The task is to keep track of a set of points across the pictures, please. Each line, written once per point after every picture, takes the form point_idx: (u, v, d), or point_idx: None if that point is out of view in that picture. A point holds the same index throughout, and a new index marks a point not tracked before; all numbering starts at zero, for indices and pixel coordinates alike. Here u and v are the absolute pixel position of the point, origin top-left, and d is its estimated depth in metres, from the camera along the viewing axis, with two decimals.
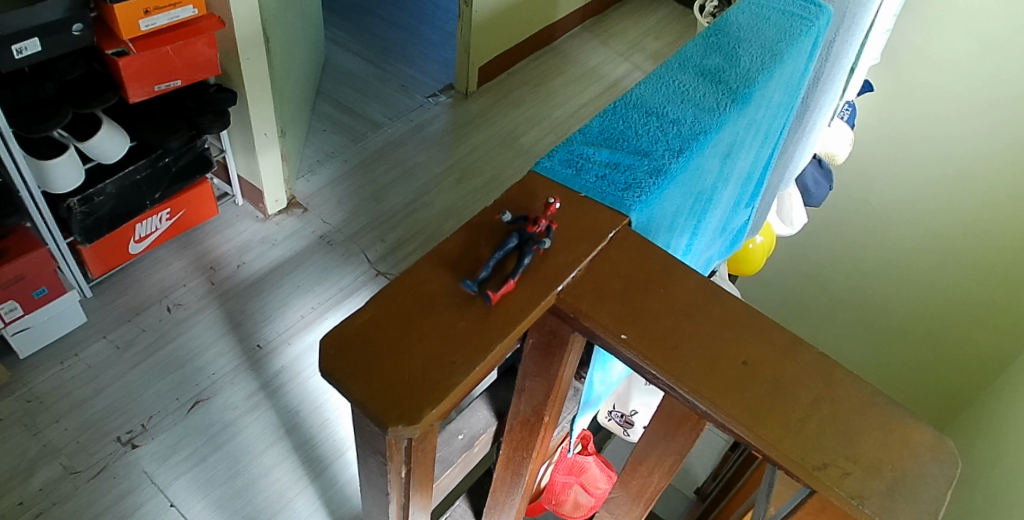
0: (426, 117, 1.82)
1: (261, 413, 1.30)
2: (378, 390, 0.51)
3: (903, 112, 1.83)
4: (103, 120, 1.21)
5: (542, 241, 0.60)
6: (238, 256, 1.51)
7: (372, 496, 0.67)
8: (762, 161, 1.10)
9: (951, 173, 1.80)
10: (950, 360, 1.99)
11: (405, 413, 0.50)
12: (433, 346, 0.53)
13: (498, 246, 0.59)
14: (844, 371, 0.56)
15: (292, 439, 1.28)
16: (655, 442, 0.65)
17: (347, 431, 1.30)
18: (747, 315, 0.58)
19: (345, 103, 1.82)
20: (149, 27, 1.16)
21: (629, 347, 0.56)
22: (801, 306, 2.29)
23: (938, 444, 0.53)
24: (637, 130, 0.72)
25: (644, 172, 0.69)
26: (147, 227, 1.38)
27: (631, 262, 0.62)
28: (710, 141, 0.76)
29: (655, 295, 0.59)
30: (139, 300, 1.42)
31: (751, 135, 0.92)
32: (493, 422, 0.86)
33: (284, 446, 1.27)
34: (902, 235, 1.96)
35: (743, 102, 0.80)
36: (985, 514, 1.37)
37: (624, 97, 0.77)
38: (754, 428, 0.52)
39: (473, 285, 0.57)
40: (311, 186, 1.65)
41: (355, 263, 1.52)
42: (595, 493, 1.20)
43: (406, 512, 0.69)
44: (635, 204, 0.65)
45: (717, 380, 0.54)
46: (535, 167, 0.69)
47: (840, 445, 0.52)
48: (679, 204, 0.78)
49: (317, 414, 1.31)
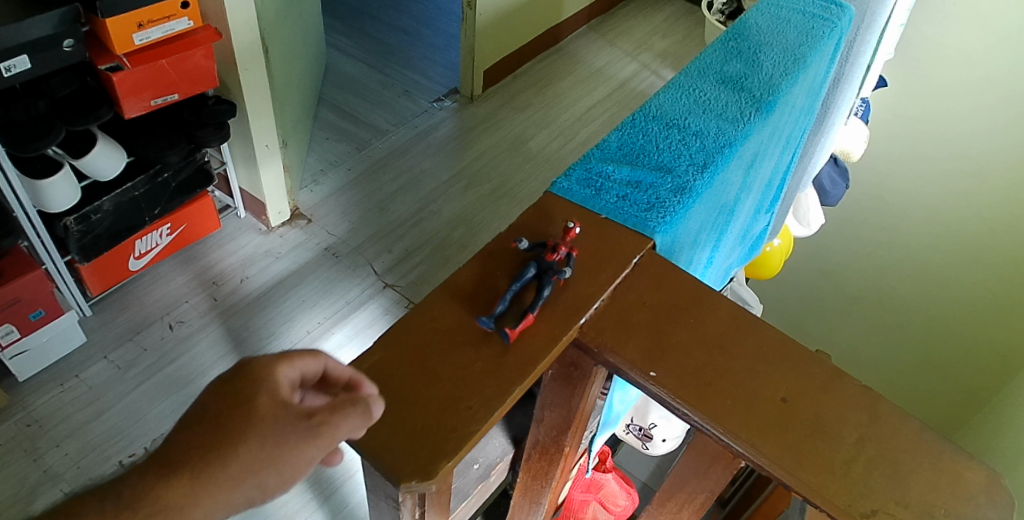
0: (431, 123, 1.77)
1: None
2: (392, 442, 0.47)
3: (919, 108, 1.78)
4: (99, 136, 1.17)
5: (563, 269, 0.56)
6: (241, 271, 1.47)
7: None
8: (783, 167, 1.06)
9: (968, 169, 1.75)
10: (969, 362, 1.94)
11: (419, 467, 0.46)
12: (448, 391, 0.50)
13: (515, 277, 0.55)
14: (889, 404, 0.51)
15: None
16: (685, 478, 0.61)
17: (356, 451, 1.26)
18: (784, 345, 0.54)
19: (348, 110, 1.78)
20: (143, 40, 1.12)
21: (659, 386, 0.52)
22: (816, 304, 2.25)
23: (997, 483, 0.48)
24: (658, 145, 0.69)
25: (667, 191, 0.65)
26: (148, 243, 1.35)
27: (656, 289, 0.58)
28: (735, 154, 0.72)
29: (684, 325, 0.55)
30: (140, 319, 1.38)
31: (775, 142, 0.88)
32: (510, 449, 0.82)
33: None
34: (920, 233, 1.91)
35: (768, 110, 0.76)
36: None
37: (642, 108, 0.74)
38: (797, 472, 0.47)
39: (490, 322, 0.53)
40: (315, 196, 1.61)
41: (361, 275, 1.47)
42: (614, 510, 1.17)
43: None
44: (659, 226, 0.62)
45: (753, 418, 0.50)
46: (552, 188, 0.65)
47: (892, 489, 0.47)
48: (703, 220, 0.74)
49: None
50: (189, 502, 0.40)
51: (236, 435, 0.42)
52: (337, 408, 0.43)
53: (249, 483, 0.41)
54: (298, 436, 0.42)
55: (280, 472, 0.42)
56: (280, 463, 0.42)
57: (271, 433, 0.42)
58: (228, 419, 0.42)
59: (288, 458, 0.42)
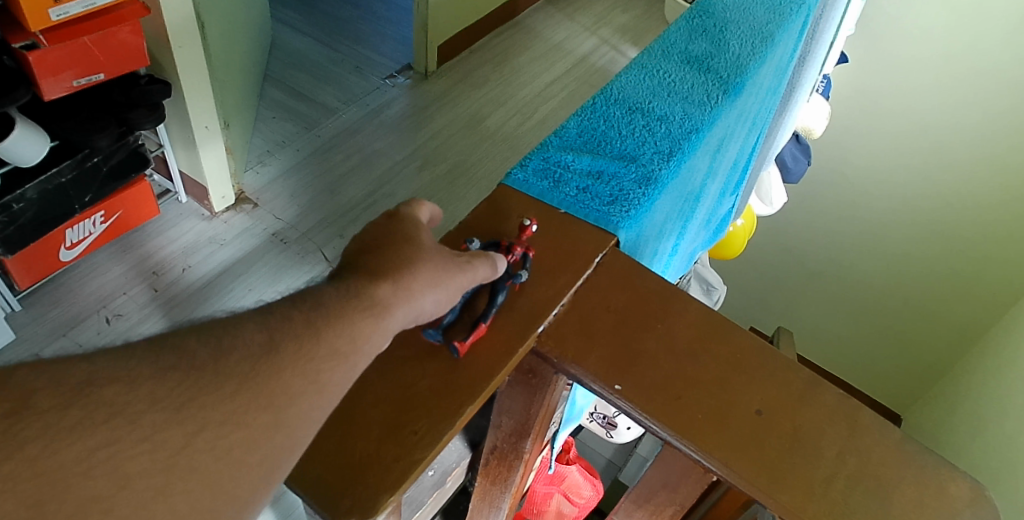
0: (383, 101, 1.67)
1: None
2: (327, 474, 0.42)
3: (880, 84, 1.76)
4: (18, 119, 1.07)
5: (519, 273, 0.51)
6: (183, 259, 1.35)
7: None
8: (749, 149, 1.03)
9: (928, 144, 1.75)
10: (929, 335, 1.98)
11: (355, 503, 0.41)
12: (393, 414, 0.45)
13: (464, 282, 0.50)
14: (869, 414, 0.48)
15: None
16: (653, 489, 0.57)
17: None
18: (759, 353, 0.50)
19: (295, 88, 1.68)
20: (60, 17, 1.01)
21: (626, 400, 0.47)
22: (776, 280, 2.25)
23: (984, 497, 0.45)
24: (620, 131, 0.64)
25: (631, 181, 0.60)
26: (80, 232, 1.23)
27: (621, 291, 0.53)
28: (703, 140, 0.68)
29: (652, 333, 0.51)
30: (75, 312, 1.26)
31: (741, 125, 0.84)
32: (467, 454, 0.77)
33: None
34: (880, 210, 1.90)
35: (736, 92, 0.72)
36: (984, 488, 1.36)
37: (603, 91, 0.69)
38: (775, 493, 0.44)
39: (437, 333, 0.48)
40: (261, 178, 1.49)
41: (312, 262, 1.36)
42: (578, 502, 1.14)
43: None
44: (623, 221, 0.57)
45: (728, 434, 0.46)
46: (506, 179, 0.60)
47: (874, 509, 0.44)
48: (669, 209, 0.70)
49: None
50: (389, 306, 0.42)
51: (409, 261, 0.45)
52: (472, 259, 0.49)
53: (433, 292, 0.45)
54: (461, 263, 0.47)
55: (447, 295, 0.46)
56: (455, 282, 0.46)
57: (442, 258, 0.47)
58: (397, 247, 0.46)
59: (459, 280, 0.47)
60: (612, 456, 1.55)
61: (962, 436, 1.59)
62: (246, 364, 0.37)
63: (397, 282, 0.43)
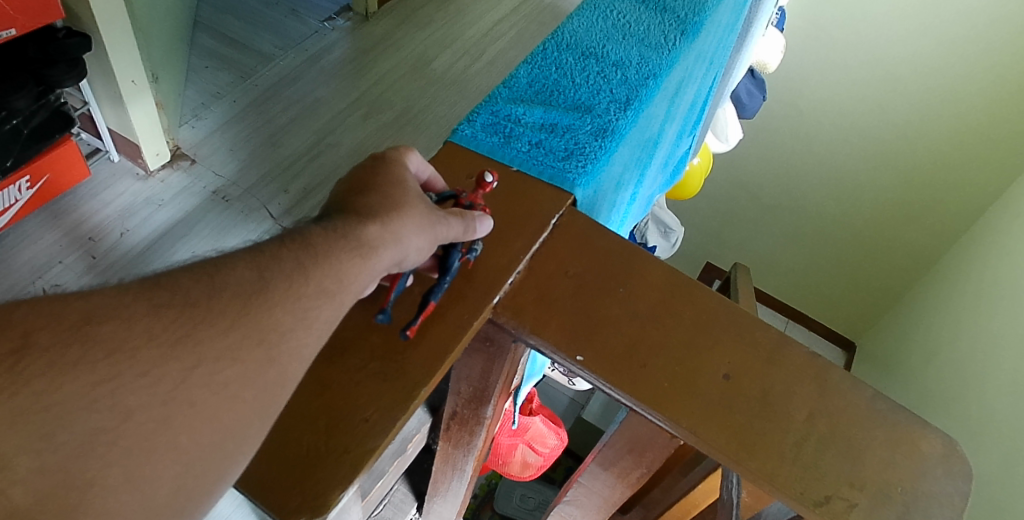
0: (323, 45, 1.59)
1: None
2: (275, 471, 0.40)
3: (832, 13, 1.73)
4: None
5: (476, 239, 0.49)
6: (120, 223, 1.25)
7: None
8: (706, 88, 1.00)
9: (880, 75, 1.74)
10: (883, 263, 2.03)
11: (306, 500, 0.39)
12: (338, 403, 0.42)
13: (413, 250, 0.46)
14: (840, 373, 0.47)
15: None
16: (619, 454, 0.56)
17: None
18: (726, 313, 0.49)
19: (228, 34, 1.58)
20: None
21: (589, 372, 0.45)
22: (731, 213, 2.26)
23: (954, 451, 0.46)
24: (574, 79, 0.61)
25: (588, 133, 0.57)
26: (5, 199, 1.10)
27: (581, 254, 0.50)
28: (661, 85, 0.65)
29: (613, 297, 0.48)
30: (9, 284, 1.15)
31: (699, 65, 0.81)
32: (428, 418, 0.76)
33: None
34: (834, 141, 1.91)
35: (695, 33, 0.69)
36: (935, 414, 1.43)
37: (554, 36, 0.65)
38: (744, 460, 0.43)
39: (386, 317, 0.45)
40: (196, 132, 1.40)
41: (256, 220, 1.28)
42: (543, 452, 1.14)
43: None
44: (580, 178, 0.54)
45: (700, 401, 0.45)
46: (452, 136, 0.56)
47: (844, 469, 0.44)
48: (627, 159, 0.67)
49: None
50: (377, 246, 0.43)
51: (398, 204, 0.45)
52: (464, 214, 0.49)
53: (416, 238, 0.44)
54: (438, 215, 0.46)
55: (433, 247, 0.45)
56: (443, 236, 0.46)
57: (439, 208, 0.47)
58: (385, 190, 0.46)
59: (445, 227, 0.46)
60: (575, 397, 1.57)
61: (916, 362, 1.66)
62: (264, 295, 0.40)
63: (386, 222, 0.44)
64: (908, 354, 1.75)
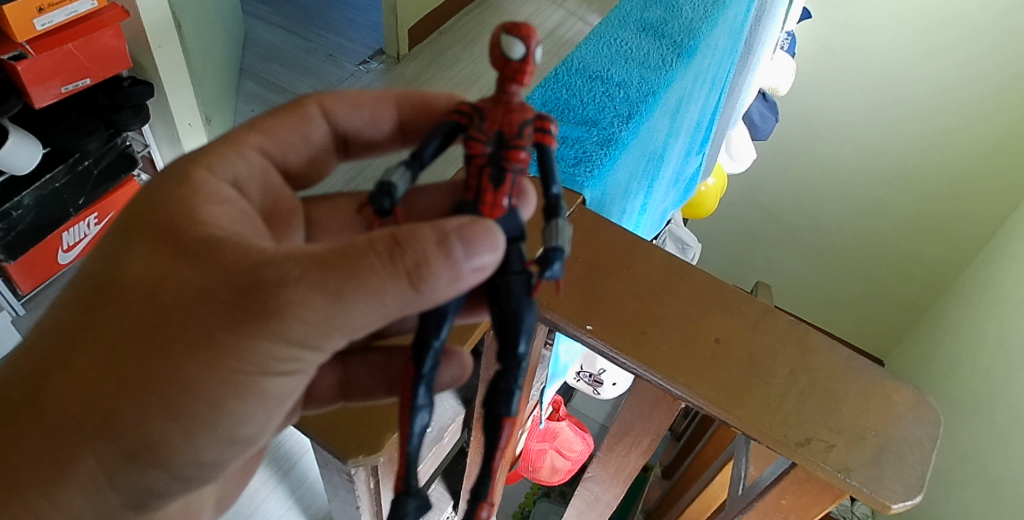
0: (359, 85, 1.69)
1: (268, 486, 0.96)
2: (334, 426, 0.54)
3: (844, 38, 1.80)
4: (10, 127, 1.04)
5: (552, 231, 0.47)
6: None
7: (342, 495, 0.64)
8: (711, 107, 1.08)
9: (894, 94, 1.80)
10: (907, 277, 2.06)
11: (363, 443, 0.53)
12: (363, 396, 0.55)
13: (418, 363, 0.46)
14: (818, 336, 0.54)
15: (288, 480, 0.97)
16: (630, 422, 0.63)
17: (319, 475, 0.99)
18: (716, 290, 0.56)
19: (270, 79, 1.70)
20: (46, 25, 0.99)
21: (597, 338, 0.53)
22: (754, 236, 2.30)
23: (922, 402, 0.52)
24: (582, 99, 0.70)
25: (594, 144, 0.66)
26: (76, 234, 1.22)
27: (588, 245, 0.58)
28: (660, 101, 0.73)
29: (618, 277, 0.56)
30: None
31: (699, 85, 0.89)
32: (461, 411, 0.81)
33: (279, 492, 0.96)
34: (851, 159, 1.95)
35: (690, 55, 0.78)
36: (962, 420, 1.45)
37: (565, 63, 0.75)
38: (731, 409, 0.50)
39: (417, 495, 0.45)
40: None
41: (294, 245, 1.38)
42: (571, 456, 1.13)
43: (380, 504, 0.66)
44: (587, 180, 0.63)
45: (691, 361, 0.52)
46: None
47: (824, 417, 0.50)
48: (632, 169, 0.76)
49: (289, 478, 0.98)
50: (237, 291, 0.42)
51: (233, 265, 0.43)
52: (445, 245, 0.41)
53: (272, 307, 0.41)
54: (310, 294, 0.41)
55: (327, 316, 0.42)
56: (250, 377, 0.43)
57: (301, 284, 0.41)
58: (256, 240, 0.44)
59: (296, 321, 0.41)
60: (605, 423, 1.55)
61: (946, 369, 1.66)
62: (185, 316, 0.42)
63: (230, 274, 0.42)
64: (935, 366, 1.75)
